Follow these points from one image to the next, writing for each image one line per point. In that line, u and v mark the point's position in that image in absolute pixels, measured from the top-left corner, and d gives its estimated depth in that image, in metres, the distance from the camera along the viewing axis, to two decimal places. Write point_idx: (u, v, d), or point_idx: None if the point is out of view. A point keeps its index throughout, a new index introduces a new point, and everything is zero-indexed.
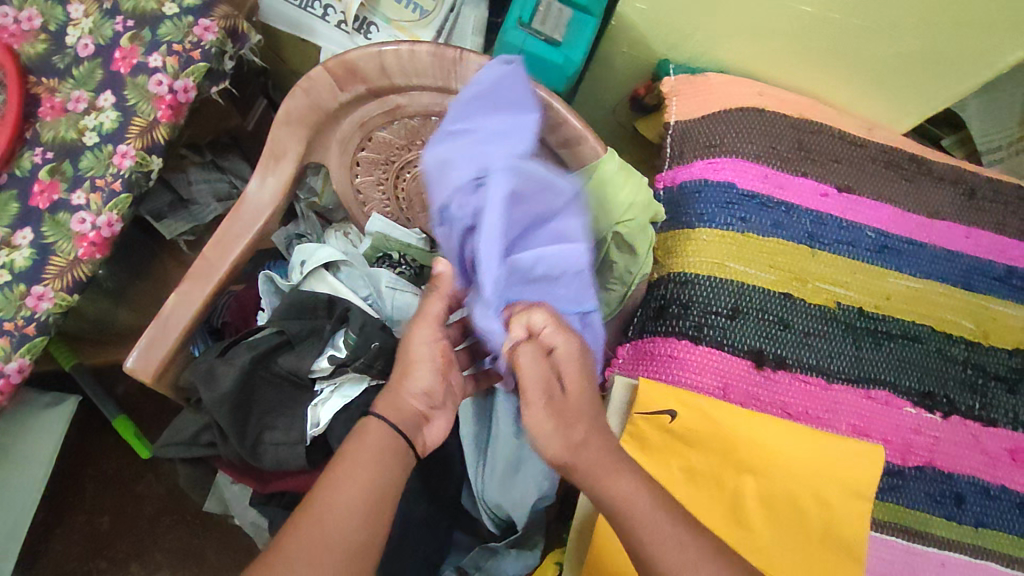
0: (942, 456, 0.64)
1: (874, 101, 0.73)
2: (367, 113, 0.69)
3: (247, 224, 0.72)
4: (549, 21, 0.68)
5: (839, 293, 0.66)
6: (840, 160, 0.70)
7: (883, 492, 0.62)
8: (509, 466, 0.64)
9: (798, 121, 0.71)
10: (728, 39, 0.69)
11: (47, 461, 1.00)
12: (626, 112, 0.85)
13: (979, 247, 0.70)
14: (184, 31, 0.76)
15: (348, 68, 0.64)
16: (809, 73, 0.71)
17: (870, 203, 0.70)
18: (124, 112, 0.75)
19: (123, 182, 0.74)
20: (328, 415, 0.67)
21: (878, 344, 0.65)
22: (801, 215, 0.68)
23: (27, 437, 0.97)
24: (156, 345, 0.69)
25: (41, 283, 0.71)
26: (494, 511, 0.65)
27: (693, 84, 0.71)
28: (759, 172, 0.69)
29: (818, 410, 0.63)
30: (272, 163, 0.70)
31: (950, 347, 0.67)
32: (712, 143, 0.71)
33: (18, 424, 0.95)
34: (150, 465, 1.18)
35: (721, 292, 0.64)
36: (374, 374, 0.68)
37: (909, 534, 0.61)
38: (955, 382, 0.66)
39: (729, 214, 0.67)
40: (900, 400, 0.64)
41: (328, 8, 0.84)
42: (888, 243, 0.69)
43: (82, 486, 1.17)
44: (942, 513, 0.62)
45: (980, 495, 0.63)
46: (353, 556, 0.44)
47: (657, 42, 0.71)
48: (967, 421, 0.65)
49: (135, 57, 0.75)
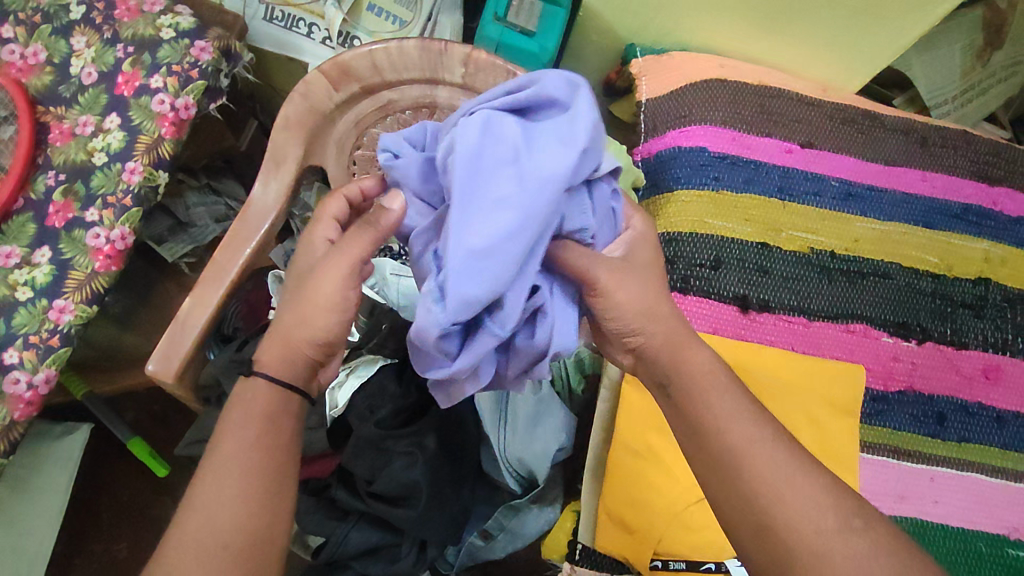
0: (921, 380, 0.68)
1: (821, 64, 0.80)
2: (361, 112, 0.74)
3: (253, 229, 0.73)
4: (522, 13, 0.74)
5: (811, 240, 0.72)
6: (799, 119, 0.76)
7: (872, 417, 0.67)
8: (529, 419, 0.66)
9: (758, 88, 0.77)
10: (684, 20, 0.76)
11: (61, 495, 0.93)
12: (603, 96, 0.91)
13: (935, 189, 0.76)
14: (182, 52, 0.81)
15: (344, 69, 0.69)
16: (761, 43, 0.78)
17: (830, 156, 0.76)
18: (130, 131, 0.79)
19: (133, 197, 0.78)
20: (344, 398, 0.65)
21: (852, 282, 0.70)
22: (769, 171, 0.74)
23: (42, 469, 0.92)
24: (175, 348, 0.69)
25: (62, 297, 0.75)
26: (515, 468, 0.66)
27: (658, 63, 0.77)
28: (728, 135, 0.74)
29: (801, 346, 0.67)
30: (274, 167, 0.72)
31: (919, 280, 0.72)
32: (682, 114, 0.76)
33: (26, 454, 0.91)
34: (164, 488, 1.14)
35: (703, 245, 0.69)
36: (386, 354, 0.69)
37: (897, 453, 0.66)
38: (927, 312, 0.71)
39: (703, 175, 0.73)
40: (877, 332, 0.69)
41: (313, 26, 0.89)
42: (852, 190, 0.74)
43: (97, 516, 1.12)
44: (926, 432, 0.67)
45: (960, 413, 0.68)
46: (261, 468, 0.46)
47: (622, 28, 0.78)
48: (940, 346, 0.70)
49: (137, 80, 0.80)
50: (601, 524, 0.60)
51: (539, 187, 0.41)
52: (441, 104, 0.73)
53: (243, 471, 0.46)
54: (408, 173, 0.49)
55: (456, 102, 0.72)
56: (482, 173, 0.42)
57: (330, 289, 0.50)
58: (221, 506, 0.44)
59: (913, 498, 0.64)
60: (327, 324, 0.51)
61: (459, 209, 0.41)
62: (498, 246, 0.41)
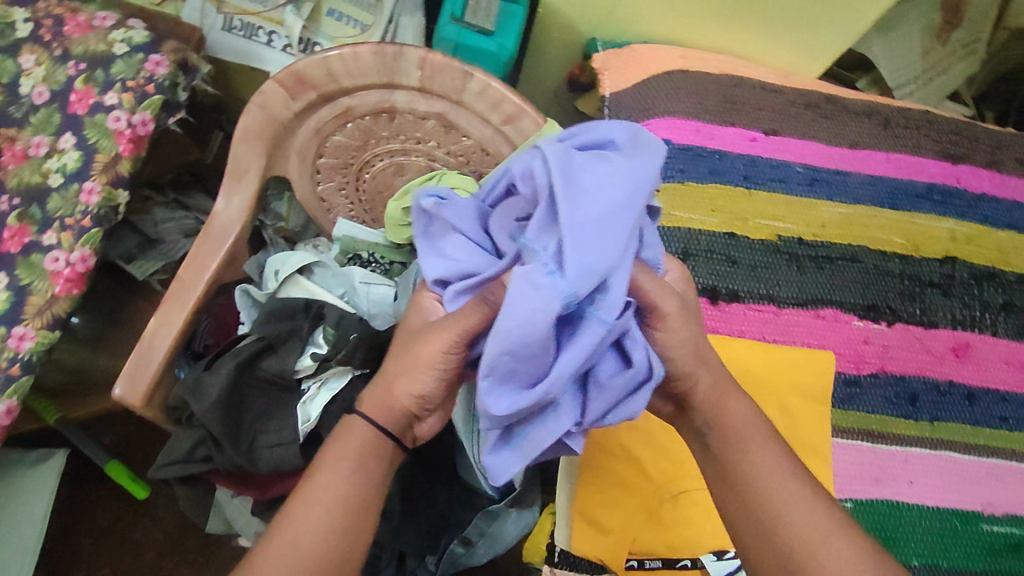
0: (893, 362, 0.68)
1: (783, 50, 0.80)
2: (320, 119, 0.72)
3: (219, 243, 0.73)
4: (479, 12, 0.73)
5: (779, 227, 0.72)
6: (762, 107, 0.76)
7: (846, 402, 0.67)
8: None
9: (720, 78, 0.77)
10: (643, 13, 0.75)
11: (37, 523, 0.91)
12: (568, 92, 0.90)
13: (901, 170, 0.77)
14: (136, 67, 0.79)
15: (298, 78, 0.67)
16: (722, 32, 0.78)
17: (795, 142, 0.76)
18: (86, 150, 0.77)
19: (93, 217, 0.76)
20: (317, 410, 0.65)
21: (821, 267, 0.70)
22: (734, 161, 0.74)
23: (17, 499, 0.91)
24: (142, 369, 0.68)
25: (20, 324, 0.73)
26: (493, 474, 0.65)
27: (620, 56, 0.76)
28: (691, 126, 0.74)
29: (772, 335, 0.67)
30: (235, 181, 0.72)
31: (888, 262, 0.72)
32: (645, 108, 0.76)
33: (0, 487, 0.89)
34: (145, 509, 1.12)
35: (670, 238, 0.69)
36: (356, 365, 0.66)
37: (871, 436, 0.66)
38: (896, 294, 0.71)
39: (668, 168, 0.72)
40: (847, 316, 0.69)
41: (273, 34, 0.88)
42: (817, 175, 0.74)
43: (78, 544, 1.09)
44: (899, 414, 0.67)
45: (932, 393, 0.68)
46: (350, 501, 0.47)
47: (582, 24, 0.77)
48: (910, 327, 0.70)
49: (91, 97, 0.78)
50: (576, 527, 0.60)
51: (642, 166, 0.39)
52: (400, 108, 0.71)
53: (331, 502, 0.46)
54: (462, 211, 0.47)
55: (416, 106, 0.71)
56: (577, 161, 0.39)
57: (431, 354, 0.46)
58: (304, 535, 0.45)
59: (889, 481, 0.64)
60: (425, 385, 0.48)
61: (566, 183, 0.37)
62: (613, 216, 0.37)
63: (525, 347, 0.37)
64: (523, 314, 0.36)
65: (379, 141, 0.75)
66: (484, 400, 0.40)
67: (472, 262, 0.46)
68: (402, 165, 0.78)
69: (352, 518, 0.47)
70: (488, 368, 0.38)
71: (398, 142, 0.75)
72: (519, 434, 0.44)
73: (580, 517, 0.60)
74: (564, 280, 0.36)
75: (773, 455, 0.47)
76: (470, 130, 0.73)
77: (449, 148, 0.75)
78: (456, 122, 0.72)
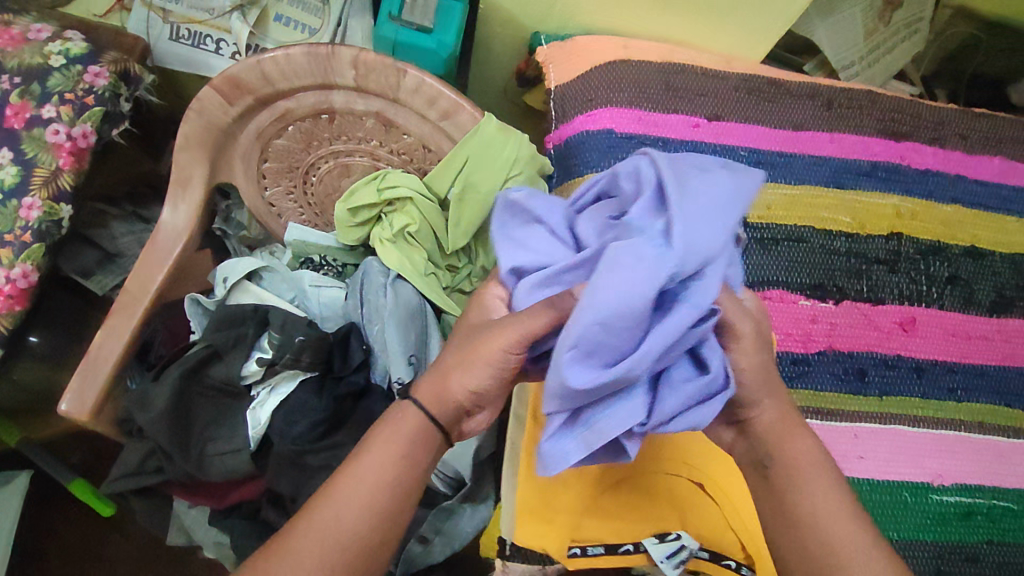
0: (840, 339, 0.69)
1: (724, 36, 0.80)
2: (261, 124, 0.72)
3: (166, 253, 0.72)
4: (417, 10, 0.73)
5: None
6: (704, 93, 0.77)
7: (796, 380, 0.67)
8: None
9: (662, 66, 0.77)
10: (582, 5, 0.75)
11: None
12: (517, 87, 0.90)
13: (844, 149, 0.77)
14: (75, 80, 0.78)
15: (234, 82, 0.66)
16: (662, 21, 0.78)
17: (739, 126, 0.76)
18: (24, 165, 0.76)
19: (33, 233, 0.76)
20: (267, 415, 0.64)
21: (767, 248, 0.71)
22: (678, 147, 0.74)
23: None
24: (89, 384, 0.66)
25: None
26: (442, 472, 0.68)
27: (563, 49, 0.76)
28: (633, 115, 0.74)
29: None
30: (180, 191, 0.71)
31: (833, 241, 0.73)
32: (588, 98, 0.75)
33: None
34: (113, 526, 1.10)
35: None
36: (303, 367, 0.65)
37: (821, 413, 0.66)
38: (842, 272, 0.72)
39: (612, 157, 0.72)
40: (795, 296, 0.69)
41: (221, 41, 0.87)
42: (761, 158, 0.75)
43: (44, 566, 1.07)
44: (848, 390, 0.67)
45: (879, 367, 0.69)
46: (394, 482, 0.47)
47: (523, 18, 0.77)
48: (857, 303, 0.71)
49: (27, 111, 0.77)
50: (523, 518, 0.59)
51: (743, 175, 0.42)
52: (339, 109, 0.71)
53: (374, 483, 0.46)
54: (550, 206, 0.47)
55: (354, 106, 0.71)
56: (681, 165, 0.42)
57: (493, 352, 0.45)
58: (347, 512, 0.45)
59: (839, 457, 0.65)
60: (482, 379, 0.47)
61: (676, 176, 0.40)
62: (719, 210, 0.39)
63: (618, 320, 0.37)
64: (624, 286, 0.37)
65: (322, 143, 0.75)
66: (561, 372, 0.39)
67: (551, 254, 0.46)
68: (348, 165, 0.78)
69: (395, 499, 0.47)
70: (577, 338, 0.38)
71: (342, 143, 0.75)
72: (584, 420, 0.43)
73: (530, 509, 0.59)
74: (670, 254, 0.37)
75: (828, 485, 0.47)
76: (409, 128, 0.72)
77: (392, 147, 0.75)
78: (394, 120, 0.72)
